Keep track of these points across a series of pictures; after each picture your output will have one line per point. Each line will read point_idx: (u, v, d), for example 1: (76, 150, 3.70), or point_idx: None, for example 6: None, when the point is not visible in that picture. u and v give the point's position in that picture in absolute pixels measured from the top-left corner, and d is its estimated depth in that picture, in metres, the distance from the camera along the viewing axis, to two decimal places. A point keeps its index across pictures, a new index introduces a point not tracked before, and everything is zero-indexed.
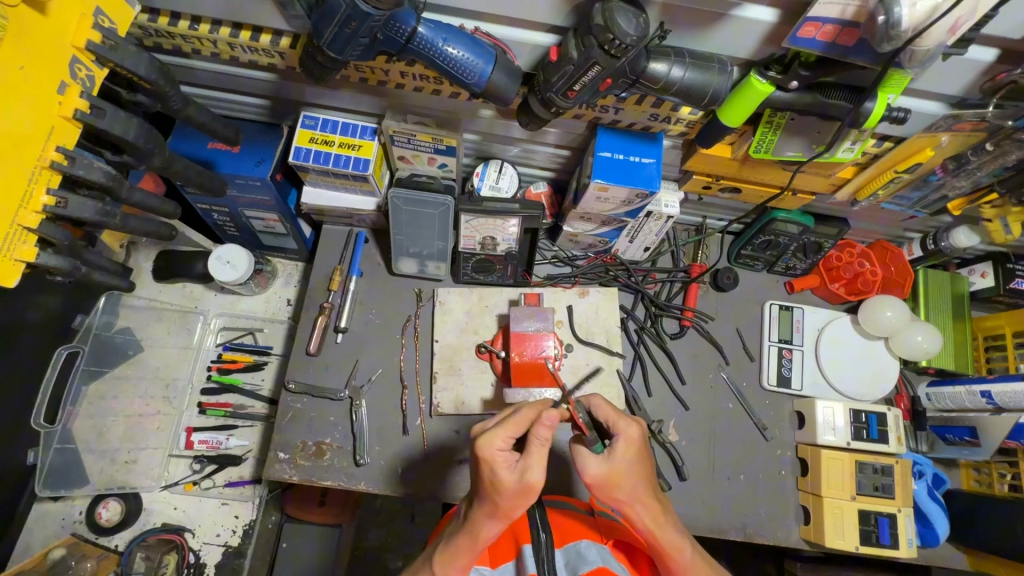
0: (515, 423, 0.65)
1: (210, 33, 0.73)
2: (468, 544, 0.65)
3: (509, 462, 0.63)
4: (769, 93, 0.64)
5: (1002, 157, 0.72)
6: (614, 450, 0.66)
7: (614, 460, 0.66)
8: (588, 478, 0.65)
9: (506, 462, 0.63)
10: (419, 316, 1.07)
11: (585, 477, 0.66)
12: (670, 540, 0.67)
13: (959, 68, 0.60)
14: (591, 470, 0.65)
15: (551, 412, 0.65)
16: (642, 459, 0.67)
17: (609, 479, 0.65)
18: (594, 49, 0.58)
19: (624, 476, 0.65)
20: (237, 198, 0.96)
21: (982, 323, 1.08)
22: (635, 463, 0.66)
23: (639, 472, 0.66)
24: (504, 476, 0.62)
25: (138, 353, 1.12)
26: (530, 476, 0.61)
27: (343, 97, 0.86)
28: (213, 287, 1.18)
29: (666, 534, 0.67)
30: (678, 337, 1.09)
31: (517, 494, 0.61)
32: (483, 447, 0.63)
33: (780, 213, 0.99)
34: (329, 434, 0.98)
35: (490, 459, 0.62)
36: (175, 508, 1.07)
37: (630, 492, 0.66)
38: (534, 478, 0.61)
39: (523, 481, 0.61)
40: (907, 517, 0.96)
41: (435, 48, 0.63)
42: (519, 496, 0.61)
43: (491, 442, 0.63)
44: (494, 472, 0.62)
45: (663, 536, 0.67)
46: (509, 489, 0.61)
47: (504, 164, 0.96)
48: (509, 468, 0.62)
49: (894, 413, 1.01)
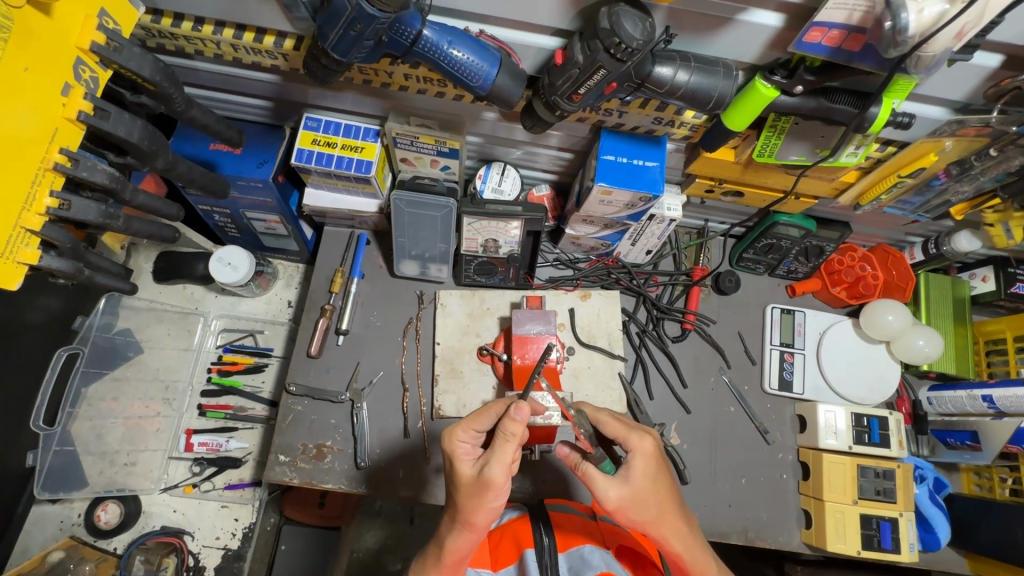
0: (482, 420, 0.69)
1: (214, 34, 0.72)
2: (436, 556, 0.67)
3: (469, 455, 0.67)
4: (773, 98, 0.64)
5: (1005, 162, 0.72)
6: (632, 471, 0.67)
7: (634, 481, 0.66)
8: (609, 503, 0.66)
9: (467, 458, 0.67)
10: (421, 318, 1.06)
11: (605, 502, 0.66)
12: (695, 556, 0.68)
13: (964, 74, 0.60)
14: (612, 495, 0.65)
15: (522, 406, 0.65)
16: (660, 474, 0.68)
17: (630, 502, 0.66)
18: (600, 53, 0.58)
19: (644, 496, 0.66)
20: (239, 199, 0.95)
21: (983, 327, 1.08)
22: (653, 480, 0.67)
23: (660, 492, 0.67)
24: (463, 470, 0.65)
25: (138, 355, 1.11)
26: (488, 471, 0.63)
27: (346, 99, 0.86)
28: (213, 289, 1.17)
29: (692, 552, 0.68)
30: (679, 340, 1.09)
31: (475, 488, 0.63)
32: (446, 443, 0.68)
33: (783, 216, 0.99)
34: (330, 437, 0.97)
35: (451, 452, 0.67)
36: (175, 511, 1.06)
37: (651, 512, 0.66)
38: (492, 473, 0.63)
39: (482, 475, 0.63)
40: (909, 521, 0.96)
41: (440, 50, 0.63)
42: (477, 492, 0.63)
43: (452, 436, 0.68)
44: (455, 464, 0.66)
45: (689, 557, 0.67)
46: (463, 482, 0.64)
47: (507, 166, 0.96)
48: (469, 461, 0.66)
49: (896, 417, 1.01)
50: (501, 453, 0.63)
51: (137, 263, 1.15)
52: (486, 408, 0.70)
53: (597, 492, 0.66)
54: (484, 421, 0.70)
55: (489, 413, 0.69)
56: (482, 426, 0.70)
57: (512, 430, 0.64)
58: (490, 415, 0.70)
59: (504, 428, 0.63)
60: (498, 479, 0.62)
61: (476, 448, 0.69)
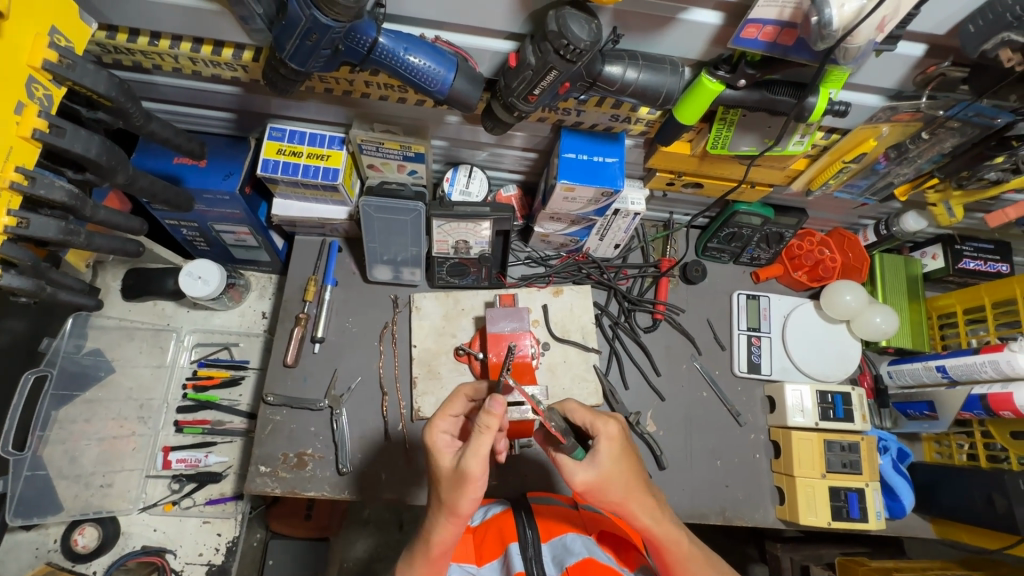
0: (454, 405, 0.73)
1: (171, 49, 0.73)
2: (423, 551, 0.68)
3: (448, 447, 0.68)
4: (719, 92, 0.67)
5: (939, 144, 0.77)
6: (597, 453, 0.69)
7: (600, 464, 0.68)
8: (577, 485, 0.68)
9: (444, 447, 0.68)
10: (396, 322, 1.07)
11: (574, 485, 0.68)
12: (666, 530, 0.70)
13: (892, 63, 0.64)
14: (579, 477, 0.68)
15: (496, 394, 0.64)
16: (624, 456, 0.70)
17: (598, 484, 0.68)
18: (550, 55, 0.60)
19: (613, 478, 0.68)
20: (206, 212, 0.95)
21: (935, 303, 1.14)
22: (618, 461, 0.69)
23: (625, 471, 0.69)
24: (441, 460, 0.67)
25: (110, 375, 1.09)
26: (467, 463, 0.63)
27: (310, 108, 0.86)
28: (185, 304, 1.17)
29: (660, 524, 0.70)
30: (651, 330, 1.12)
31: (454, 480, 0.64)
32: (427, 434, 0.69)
33: (741, 205, 1.03)
34: (310, 445, 0.98)
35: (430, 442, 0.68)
36: (155, 530, 1.05)
37: (620, 492, 0.68)
38: (468, 466, 0.63)
39: (460, 466, 0.63)
40: (875, 491, 1.00)
41: (397, 57, 0.65)
42: (455, 483, 0.64)
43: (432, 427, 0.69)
44: (437, 458, 0.67)
45: (658, 529, 0.70)
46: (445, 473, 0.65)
47: (474, 168, 0.98)
48: (449, 453, 0.67)
49: (858, 392, 1.05)
50: (477, 445, 0.63)
51: (105, 282, 1.13)
52: (453, 396, 0.74)
53: (566, 475, 0.68)
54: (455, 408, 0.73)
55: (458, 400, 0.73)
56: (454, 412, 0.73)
57: (489, 423, 0.62)
58: (460, 401, 0.74)
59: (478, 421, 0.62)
60: (473, 472, 0.62)
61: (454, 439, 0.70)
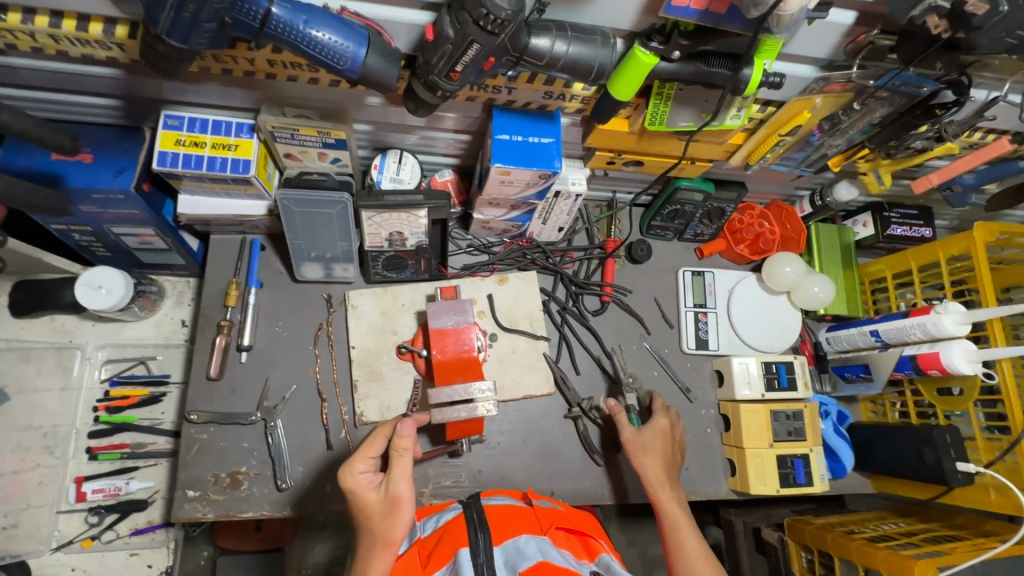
0: (374, 446, 0.76)
1: (23, 24, 0.61)
2: None
3: (371, 483, 0.74)
4: (653, 65, 0.63)
5: (869, 115, 0.77)
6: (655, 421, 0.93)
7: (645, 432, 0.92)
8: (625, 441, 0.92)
9: (370, 485, 0.73)
10: (331, 323, 1.00)
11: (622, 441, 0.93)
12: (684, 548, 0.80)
13: (824, 31, 0.63)
14: (627, 434, 0.92)
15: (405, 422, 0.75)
16: (662, 437, 0.92)
17: (632, 446, 0.91)
18: (469, 26, 0.54)
19: (646, 445, 0.90)
20: (99, 214, 0.84)
21: (867, 269, 1.17)
22: (660, 437, 0.92)
23: (655, 449, 0.90)
24: (368, 496, 0.73)
25: (5, 404, 0.94)
26: (394, 489, 0.72)
27: (209, 91, 0.76)
28: (88, 317, 1.04)
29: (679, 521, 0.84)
30: (600, 313, 1.10)
31: (385, 510, 0.72)
32: (345, 478, 0.74)
33: (683, 181, 1.01)
34: (244, 463, 0.90)
35: (353, 485, 0.73)
36: (74, 569, 0.96)
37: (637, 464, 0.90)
38: (397, 489, 0.72)
39: (390, 494, 0.72)
40: (818, 454, 1.04)
41: (296, 31, 0.57)
42: (388, 512, 0.72)
43: (352, 470, 0.74)
44: (361, 495, 0.73)
45: (682, 527, 0.83)
46: (374, 507, 0.72)
47: (404, 153, 0.91)
48: (372, 488, 0.73)
49: (800, 360, 1.07)
50: (400, 470, 0.73)
51: None
52: (373, 435, 0.78)
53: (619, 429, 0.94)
54: (375, 449, 0.76)
55: (378, 439, 0.76)
56: (374, 453, 0.76)
57: (401, 448, 0.73)
58: (380, 441, 0.77)
59: (393, 448, 0.73)
60: (404, 494, 0.72)
61: (376, 474, 0.75)
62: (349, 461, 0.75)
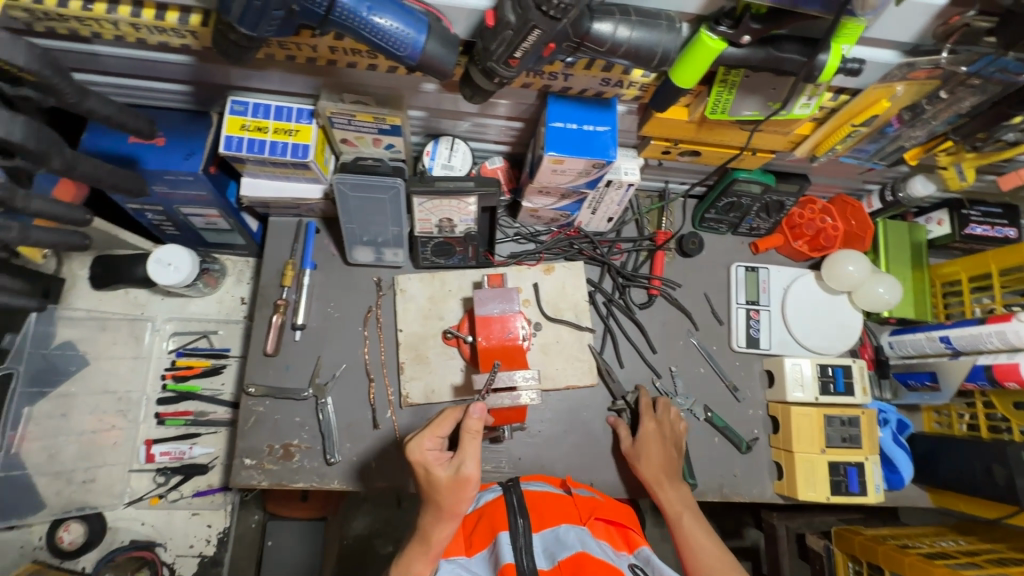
0: (443, 425, 0.71)
1: (108, 14, 0.65)
2: (420, 551, 0.69)
3: (439, 460, 0.69)
4: (721, 50, 0.60)
5: (956, 104, 0.71)
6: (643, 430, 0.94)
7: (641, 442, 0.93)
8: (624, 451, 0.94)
9: (437, 461, 0.68)
10: (381, 306, 1.02)
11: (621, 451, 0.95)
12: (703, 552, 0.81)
13: (913, 12, 0.58)
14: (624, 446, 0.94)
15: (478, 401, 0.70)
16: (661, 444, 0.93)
17: (632, 455, 0.93)
18: (531, 11, 0.53)
19: (646, 455, 0.92)
20: (170, 195, 0.89)
21: (939, 271, 1.10)
22: (655, 444, 0.92)
23: (651, 457, 0.91)
24: (436, 472, 0.68)
25: (83, 369, 1.02)
26: (463, 469, 0.67)
27: (273, 77, 0.79)
28: (158, 292, 1.11)
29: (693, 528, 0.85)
30: (647, 306, 1.08)
31: (452, 489, 0.67)
32: (412, 451, 0.69)
33: (741, 172, 0.97)
34: (296, 436, 0.95)
35: (420, 460, 0.68)
36: (144, 524, 1.03)
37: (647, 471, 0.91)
38: (469, 469, 0.67)
39: (460, 473, 0.67)
40: (874, 464, 0.99)
41: (359, 18, 0.58)
42: (458, 488, 0.67)
43: (420, 444, 0.69)
44: (430, 471, 0.68)
45: (687, 519, 0.86)
46: (442, 483, 0.67)
47: (456, 140, 0.92)
48: (440, 465, 0.68)
49: (859, 364, 1.02)
50: (472, 449, 0.68)
51: (71, 271, 1.06)
52: (444, 414, 0.72)
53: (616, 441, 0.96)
54: (444, 428, 0.72)
55: (449, 417, 0.71)
56: (443, 431, 0.71)
57: (472, 426, 0.68)
58: (450, 420, 0.72)
59: (465, 424, 0.68)
60: (475, 474, 0.67)
61: (443, 452, 0.71)
62: (417, 435, 0.71)
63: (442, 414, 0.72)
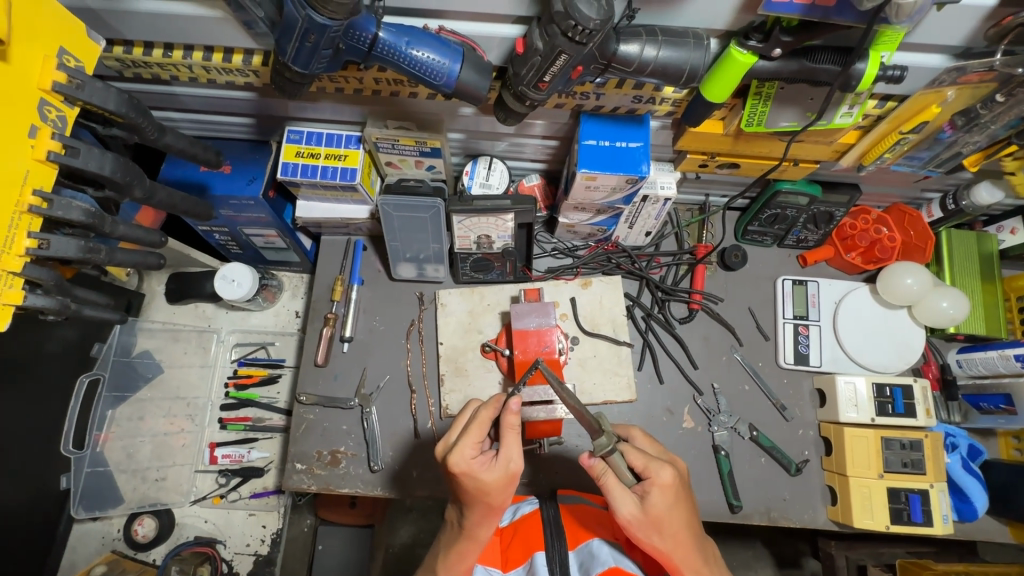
0: (478, 429, 0.69)
1: (184, 59, 0.73)
2: (470, 548, 0.70)
3: (482, 462, 0.67)
4: (752, 64, 0.60)
5: (1018, 107, 0.67)
6: (649, 491, 0.65)
7: (650, 505, 0.64)
8: (622, 518, 0.64)
9: (483, 466, 0.67)
10: (422, 319, 1.06)
11: (618, 516, 0.64)
12: None
13: (959, 16, 0.56)
14: (626, 508, 0.64)
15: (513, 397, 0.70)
16: (677, 503, 0.65)
17: (642, 523, 0.64)
18: (558, 38, 0.55)
19: (660, 523, 0.64)
20: (235, 217, 0.97)
21: (1014, 283, 1.02)
22: (671, 508, 0.65)
23: (668, 524, 0.64)
24: (482, 476, 0.66)
25: (160, 374, 1.15)
26: (512, 465, 0.67)
27: (325, 108, 0.85)
28: (224, 306, 1.20)
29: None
30: (687, 321, 1.06)
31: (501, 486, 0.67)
32: (456, 462, 0.66)
33: (785, 184, 0.95)
34: (343, 443, 0.99)
35: (467, 470, 0.66)
36: (206, 521, 1.11)
37: (663, 538, 0.64)
38: (516, 463, 0.67)
39: (508, 470, 0.67)
40: (941, 492, 0.92)
41: (399, 52, 0.62)
42: (507, 485, 0.67)
43: (462, 451, 0.66)
44: (477, 478, 0.66)
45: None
46: (494, 484, 0.66)
47: (493, 160, 0.95)
48: (483, 467, 0.67)
49: (922, 385, 0.95)
50: (512, 445, 0.68)
51: (150, 287, 1.19)
52: (477, 418, 0.70)
53: (612, 501, 0.64)
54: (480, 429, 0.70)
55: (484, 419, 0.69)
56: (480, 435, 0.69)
57: (513, 421, 0.68)
58: (484, 421, 0.71)
59: (505, 420, 0.68)
60: (521, 467, 0.68)
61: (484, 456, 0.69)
62: (456, 443, 0.68)
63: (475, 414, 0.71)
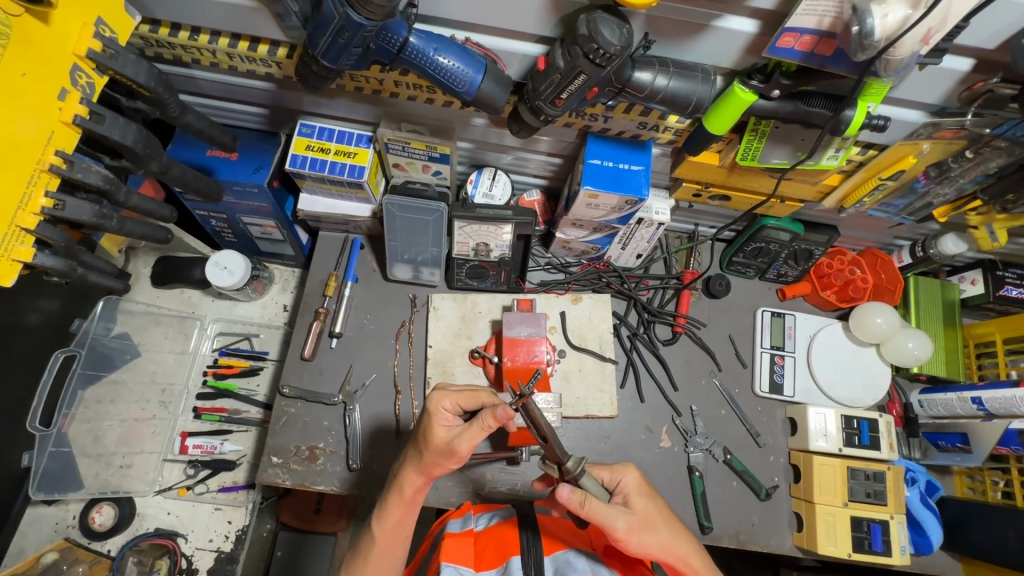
0: (468, 398, 0.71)
1: (210, 43, 0.75)
2: (397, 496, 0.74)
3: (447, 423, 0.71)
4: (752, 102, 0.65)
5: (983, 164, 0.74)
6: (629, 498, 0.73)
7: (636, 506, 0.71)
8: (619, 532, 0.67)
9: (445, 421, 0.71)
10: (413, 321, 1.07)
11: (615, 531, 0.67)
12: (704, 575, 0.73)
13: (936, 77, 0.62)
14: (620, 524, 0.67)
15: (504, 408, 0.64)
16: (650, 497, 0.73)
17: (636, 526, 0.68)
18: (579, 59, 0.59)
19: (649, 521, 0.70)
20: (235, 205, 0.97)
21: (972, 331, 1.09)
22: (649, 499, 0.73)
23: (649, 517, 0.71)
24: (438, 433, 0.69)
25: (135, 358, 1.12)
26: (457, 443, 0.68)
27: (340, 106, 0.88)
28: (210, 293, 1.19)
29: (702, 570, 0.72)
30: (670, 343, 1.10)
31: (442, 453, 0.69)
32: (432, 401, 0.71)
33: (770, 219, 1.00)
34: (322, 439, 0.98)
35: (432, 412, 0.70)
36: (169, 513, 1.07)
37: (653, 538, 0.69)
38: (460, 447, 0.67)
39: (451, 444, 0.68)
40: (900, 524, 0.96)
41: (426, 57, 0.65)
42: (442, 456, 0.69)
43: (437, 401, 0.70)
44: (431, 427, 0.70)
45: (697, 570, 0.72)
46: (434, 442, 0.69)
47: (498, 171, 0.98)
48: (444, 428, 0.70)
49: (886, 420, 1.01)
50: (473, 434, 0.67)
51: (135, 268, 1.17)
52: (478, 392, 0.71)
53: (606, 522, 0.67)
54: (467, 400, 0.71)
55: (475, 396, 0.70)
56: (465, 404, 0.71)
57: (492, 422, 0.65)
58: (478, 398, 0.71)
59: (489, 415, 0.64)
60: (462, 453, 0.67)
61: (454, 418, 0.72)
62: (444, 390, 0.72)
63: (474, 386, 0.72)
